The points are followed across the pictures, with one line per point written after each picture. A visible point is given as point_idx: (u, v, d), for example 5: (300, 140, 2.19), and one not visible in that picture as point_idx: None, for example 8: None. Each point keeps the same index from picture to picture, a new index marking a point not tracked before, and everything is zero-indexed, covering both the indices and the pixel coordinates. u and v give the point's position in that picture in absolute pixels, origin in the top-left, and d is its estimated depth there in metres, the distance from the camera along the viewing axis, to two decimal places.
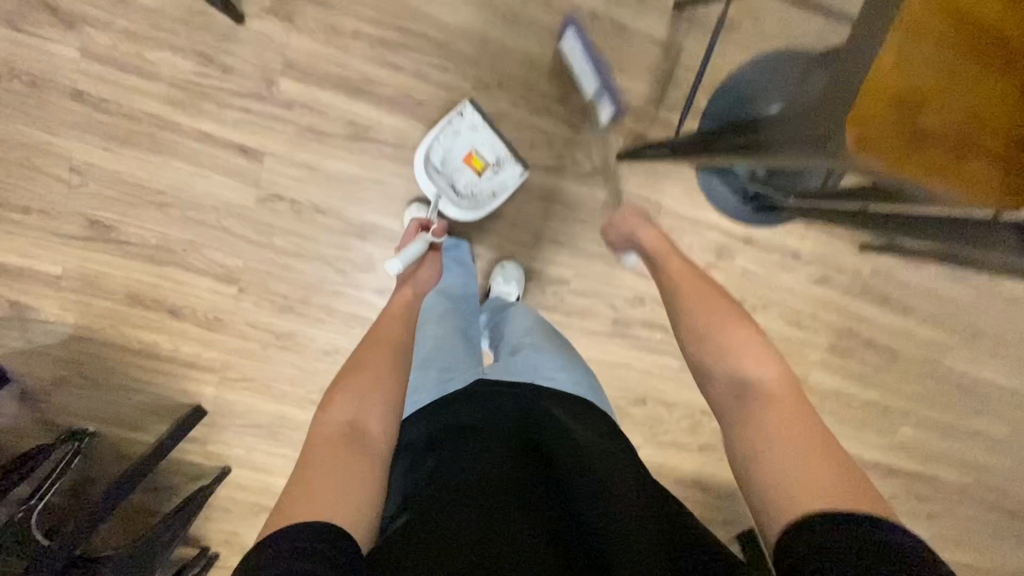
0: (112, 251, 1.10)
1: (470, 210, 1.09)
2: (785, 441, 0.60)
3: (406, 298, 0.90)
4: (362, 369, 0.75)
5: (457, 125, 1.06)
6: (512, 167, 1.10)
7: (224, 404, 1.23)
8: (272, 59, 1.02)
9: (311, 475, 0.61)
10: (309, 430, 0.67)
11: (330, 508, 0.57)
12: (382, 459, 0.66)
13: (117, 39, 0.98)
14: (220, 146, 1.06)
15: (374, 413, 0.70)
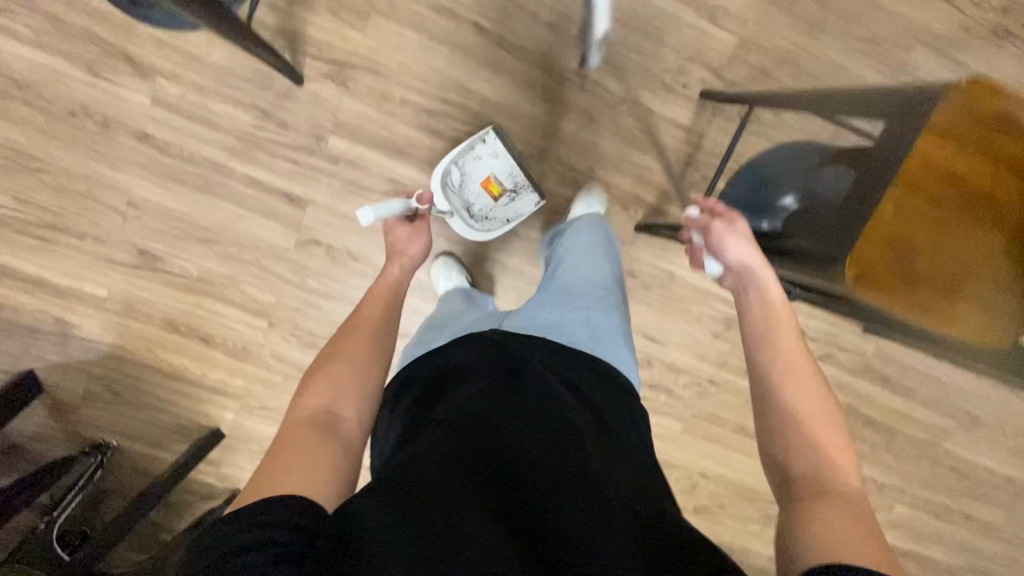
0: (156, 279, 1.17)
1: (480, 231, 1.11)
2: (825, 507, 0.57)
3: (390, 284, 0.89)
4: (341, 355, 0.73)
5: (480, 150, 1.09)
6: (528, 197, 1.13)
7: (242, 430, 1.28)
8: (324, 119, 1.10)
9: (282, 455, 0.58)
10: (284, 415, 0.65)
11: (297, 483, 0.54)
12: (356, 444, 0.65)
13: (186, 90, 1.07)
14: (267, 192, 1.14)
15: (351, 400, 0.68)
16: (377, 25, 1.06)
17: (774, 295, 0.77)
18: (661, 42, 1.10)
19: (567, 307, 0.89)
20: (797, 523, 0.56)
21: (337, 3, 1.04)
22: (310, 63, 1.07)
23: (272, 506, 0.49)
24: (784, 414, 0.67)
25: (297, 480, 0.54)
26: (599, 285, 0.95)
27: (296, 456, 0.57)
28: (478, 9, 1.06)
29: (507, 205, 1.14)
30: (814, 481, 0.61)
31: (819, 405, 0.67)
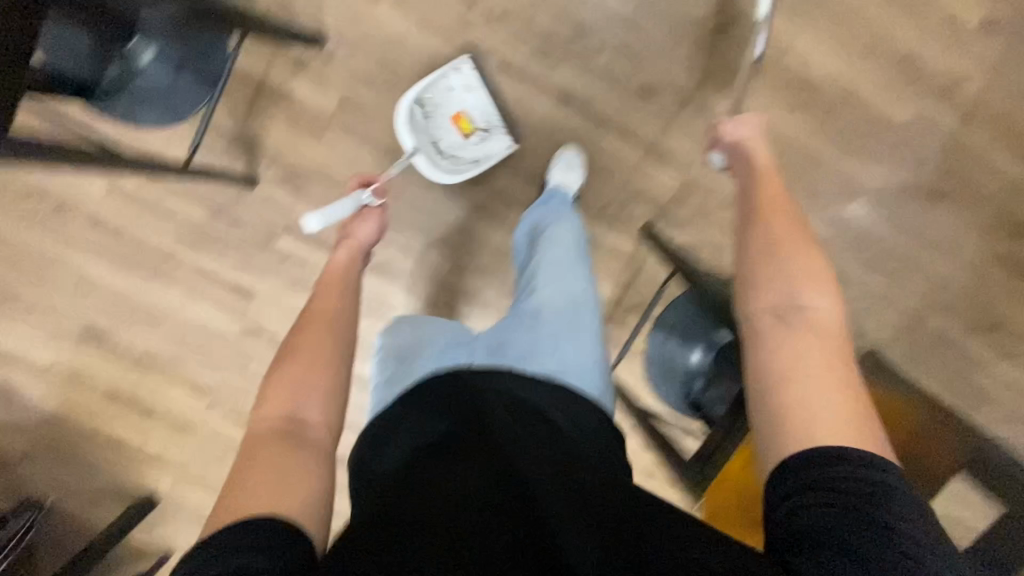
0: (102, 352, 1.20)
1: (448, 171, 1.06)
2: (804, 349, 0.59)
3: (344, 266, 0.86)
4: (290, 359, 0.68)
5: (455, 80, 1.05)
6: (501, 137, 1.09)
7: (176, 497, 1.31)
8: (276, 220, 1.13)
9: (252, 476, 0.55)
10: (244, 432, 0.61)
11: (280, 506, 0.51)
12: (326, 447, 0.61)
13: (143, 183, 1.10)
14: (216, 282, 1.17)
15: (313, 399, 0.64)
16: (333, 139, 1.08)
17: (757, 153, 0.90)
18: (608, 176, 1.13)
19: (540, 343, 0.80)
20: (771, 358, 0.60)
21: (295, 116, 1.07)
22: (266, 169, 1.10)
23: (246, 533, 0.47)
24: (769, 282, 0.67)
25: (263, 503, 0.51)
26: (569, 304, 0.86)
27: (265, 476, 0.54)
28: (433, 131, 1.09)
29: (478, 143, 1.09)
30: (786, 321, 0.63)
31: (811, 272, 0.67)
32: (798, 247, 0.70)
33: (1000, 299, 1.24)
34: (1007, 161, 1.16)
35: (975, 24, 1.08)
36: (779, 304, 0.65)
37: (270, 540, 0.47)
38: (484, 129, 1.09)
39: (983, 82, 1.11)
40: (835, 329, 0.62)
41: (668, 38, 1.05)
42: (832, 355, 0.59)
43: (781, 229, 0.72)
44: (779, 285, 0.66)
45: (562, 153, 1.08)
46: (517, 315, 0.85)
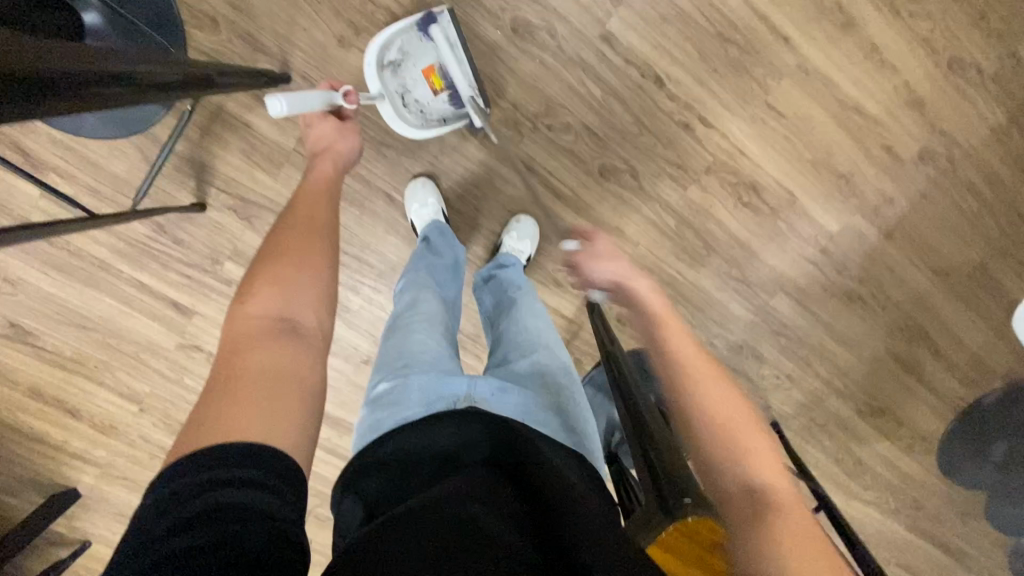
0: (28, 351, 1.17)
1: (411, 125, 1.01)
2: (782, 529, 0.60)
3: (326, 180, 0.80)
4: (286, 261, 0.65)
5: (430, 30, 0.99)
6: (472, 101, 1.03)
7: (98, 494, 1.31)
8: (223, 245, 1.11)
9: (241, 378, 0.52)
10: (226, 327, 0.57)
11: (259, 422, 0.48)
12: (319, 351, 0.60)
13: (79, 190, 1.04)
14: (154, 296, 1.15)
15: (303, 301, 0.62)
16: (288, 174, 1.07)
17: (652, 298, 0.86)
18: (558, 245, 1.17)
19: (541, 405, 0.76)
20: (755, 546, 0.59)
21: (251, 147, 1.05)
22: (215, 193, 1.07)
23: (233, 453, 0.45)
24: (728, 457, 0.68)
25: (256, 415, 0.49)
26: (564, 368, 0.84)
27: (258, 378, 0.52)
28: (392, 182, 1.10)
29: (447, 102, 1.03)
30: (751, 502, 0.63)
31: (759, 441, 0.70)
32: (737, 408, 0.72)
33: (890, 391, 1.39)
34: (917, 276, 1.27)
35: (913, 153, 1.16)
36: (738, 483, 0.66)
37: (267, 470, 0.45)
38: (455, 87, 1.03)
39: (909, 206, 1.21)
40: (787, 495, 0.65)
41: (631, 125, 1.08)
42: (807, 527, 0.61)
43: (714, 393, 0.73)
44: (736, 465, 0.67)
45: (517, 221, 1.12)
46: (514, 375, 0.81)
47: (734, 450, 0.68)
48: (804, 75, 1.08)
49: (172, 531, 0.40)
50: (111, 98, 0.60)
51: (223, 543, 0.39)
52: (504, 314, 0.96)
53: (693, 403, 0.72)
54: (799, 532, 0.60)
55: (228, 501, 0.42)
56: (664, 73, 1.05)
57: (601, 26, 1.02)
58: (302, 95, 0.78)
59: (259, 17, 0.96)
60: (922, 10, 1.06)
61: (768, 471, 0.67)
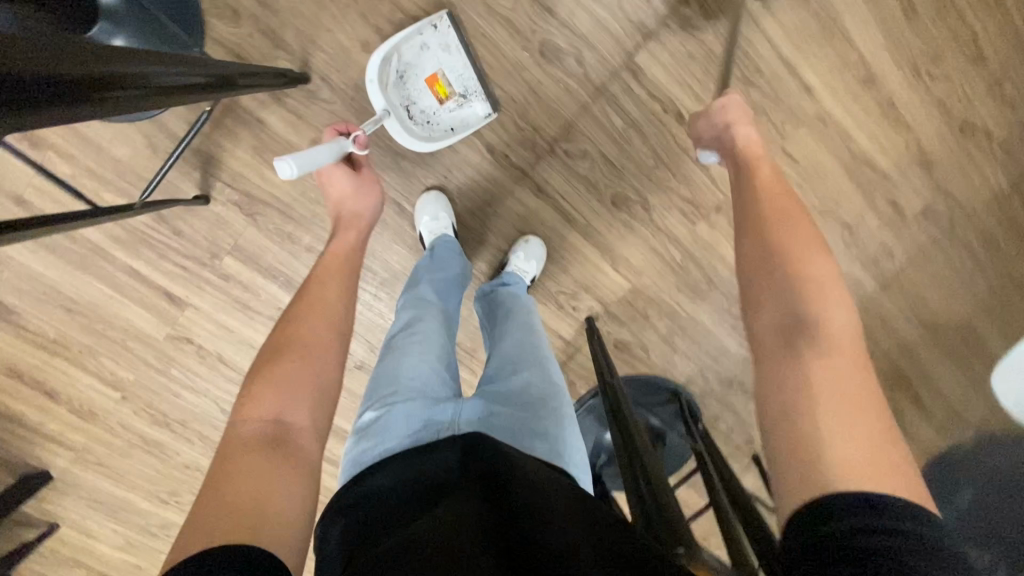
0: (9, 329, 1.13)
1: (421, 138, 1.00)
2: (818, 373, 0.53)
3: (341, 259, 0.80)
4: (287, 361, 0.63)
5: (430, 38, 0.97)
6: (478, 106, 1.02)
7: (71, 478, 1.27)
8: (223, 239, 1.08)
9: (228, 487, 0.49)
10: (223, 436, 0.55)
11: (249, 526, 0.45)
12: (314, 454, 0.56)
13: (78, 172, 1.00)
14: (147, 285, 1.12)
15: (300, 401, 0.59)
16: (298, 175, 1.05)
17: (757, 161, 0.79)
18: (563, 268, 1.17)
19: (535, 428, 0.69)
20: (782, 381, 0.54)
21: (262, 144, 1.02)
22: (221, 187, 1.05)
23: (213, 553, 0.41)
24: (784, 290, 0.61)
25: (240, 522, 0.45)
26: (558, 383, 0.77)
27: (246, 484, 0.49)
28: (403, 191, 1.08)
29: (454, 110, 1.02)
30: (790, 340, 0.57)
31: (831, 286, 0.60)
32: (813, 254, 0.63)
33: None
34: (906, 326, 1.31)
35: (917, 209, 1.18)
36: (779, 319, 0.59)
37: (242, 559, 0.41)
38: (461, 93, 1.02)
39: (907, 260, 1.23)
40: (843, 338, 0.56)
41: (647, 157, 1.08)
42: (853, 377, 0.52)
43: (782, 235, 0.66)
44: (784, 299, 0.60)
45: (526, 242, 1.11)
46: (508, 393, 0.73)
47: (791, 284, 0.61)
48: (821, 125, 1.09)
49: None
50: (122, 105, 0.57)
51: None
52: (500, 327, 0.89)
53: (759, 243, 0.67)
54: (848, 382, 0.52)
55: None
56: (686, 110, 1.05)
57: (628, 57, 1.01)
58: (314, 152, 0.75)
59: (283, 15, 0.94)
60: (941, 73, 1.07)
61: (833, 316, 0.57)
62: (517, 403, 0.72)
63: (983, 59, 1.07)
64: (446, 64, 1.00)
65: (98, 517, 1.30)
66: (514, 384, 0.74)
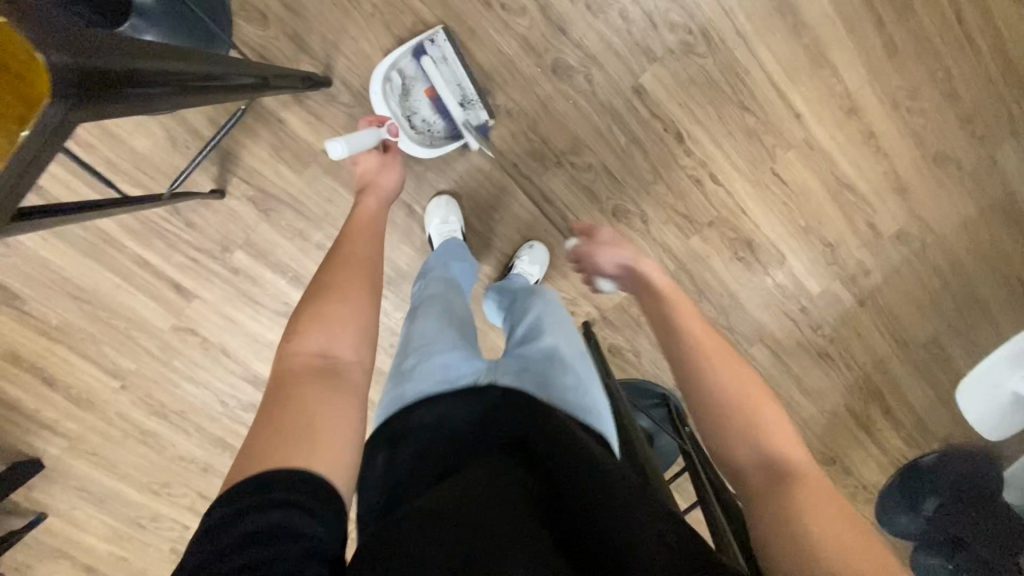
0: (11, 315, 1.13)
1: (422, 145, 1.05)
2: (801, 502, 0.55)
3: (372, 215, 0.83)
4: (330, 300, 0.65)
5: (427, 52, 1.02)
6: (475, 114, 1.06)
7: (62, 468, 1.26)
8: (235, 234, 1.11)
9: (282, 416, 0.52)
10: (274, 366, 0.59)
11: (306, 454, 0.49)
12: (362, 385, 0.59)
13: (95, 162, 1.02)
14: (156, 276, 1.13)
15: (345, 337, 0.62)
16: (314, 175, 1.08)
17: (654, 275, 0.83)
18: (564, 275, 1.23)
19: (567, 385, 0.71)
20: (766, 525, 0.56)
21: (280, 143, 1.06)
22: (237, 182, 1.08)
23: (269, 483, 0.46)
24: (731, 415, 0.64)
25: (302, 448, 0.49)
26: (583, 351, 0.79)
27: (296, 416, 0.52)
28: (415, 195, 1.12)
29: (452, 118, 1.07)
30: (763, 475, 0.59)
31: (769, 409, 0.64)
32: (741, 373, 0.67)
33: (842, 440, 1.52)
34: (879, 341, 1.40)
35: (892, 232, 1.27)
36: (749, 455, 0.62)
37: (307, 495, 0.46)
38: (459, 102, 1.06)
39: (882, 278, 1.32)
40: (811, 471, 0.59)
41: (647, 173, 1.14)
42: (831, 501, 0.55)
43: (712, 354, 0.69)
44: (746, 436, 0.63)
45: (530, 246, 1.16)
46: (537, 351, 0.75)
47: (739, 421, 0.64)
48: (809, 150, 1.17)
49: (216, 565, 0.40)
50: (165, 97, 0.61)
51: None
52: (524, 297, 0.92)
53: (687, 361, 0.69)
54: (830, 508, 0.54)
55: (269, 524, 0.43)
56: (685, 130, 1.12)
57: (633, 78, 1.07)
58: (362, 135, 0.87)
59: (309, 20, 0.98)
60: (918, 107, 1.16)
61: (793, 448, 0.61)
62: (546, 361, 0.74)
63: (956, 97, 1.16)
64: (445, 74, 1.04)
65: (88, 508, 1.30)
66: (545, 345, 0.76)
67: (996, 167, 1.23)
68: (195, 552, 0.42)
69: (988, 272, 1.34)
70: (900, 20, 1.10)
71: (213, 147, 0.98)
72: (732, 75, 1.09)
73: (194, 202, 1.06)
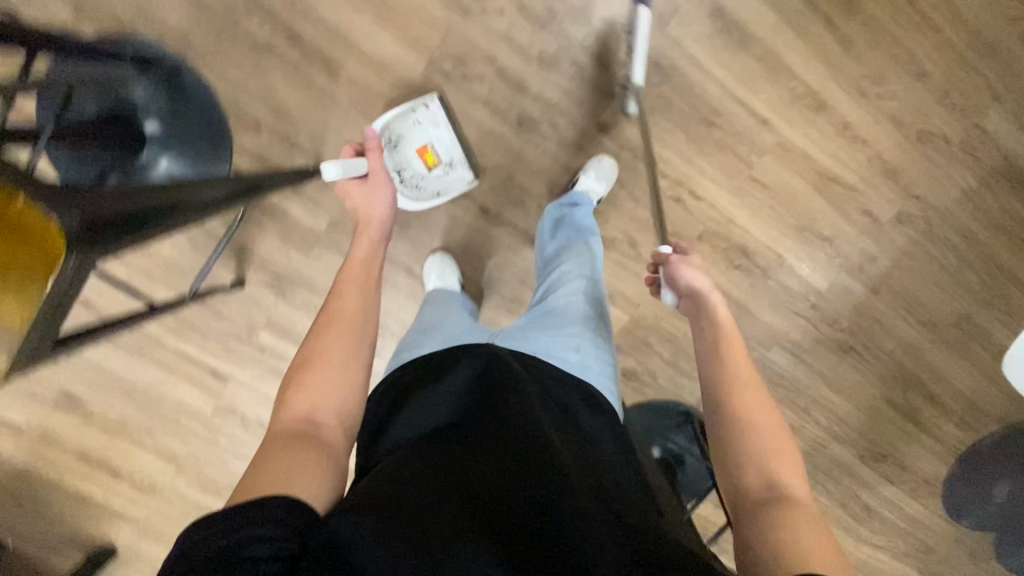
0: (80, 419, 1.27)
1: (409, 199, 1.11)
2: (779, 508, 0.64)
3: (359, 268, 0.89)
4: (315, 366, 0.72)
5: (421, 116, 1.07)
6: (462, 173, 1.13)
7: (134, 552, 1.37)
8: (259, 317, 1.22)
9: (263, 466, 0.58)
10: (267, 429, 0.66)
11: (286, 485, 0.55)
12: (338, 448, 0.65)
13: (133, 273, 1.16)
14: (196, 365, 1.25)
15: (331, 398, 0.69)
16: (320, 254, 1.18)
17: (720, 309, 0.87)
18: None
19: (561, 343, 0.86)
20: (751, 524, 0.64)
21: (286, 230, 1.17)
22: (254, 272, 1.19)
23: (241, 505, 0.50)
24: (736, 430, 0.73)
25: (283, 483, 0.55)
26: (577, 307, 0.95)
27: (276, 465, 0.58)
28: (412, 256, 1.21)
29: (440, 176, 1.13)
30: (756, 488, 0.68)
31: (786, 445, 0.72)
32: (770, 416, 0.74)
33: (888, 433, 1.46)
34: (904, 326, 1.36)
35: (891, 216, 1.26)
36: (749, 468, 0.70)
37: (284, 509, 0.51)
38: (448, 161, 1.12)
39: (892, 262, 1.30)
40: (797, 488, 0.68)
41: (628, 200, 1.19)
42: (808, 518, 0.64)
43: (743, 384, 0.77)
44: (746, 452, 0.71)
45: (600, 161, 1.12)
46: (537, 314, 0.94)
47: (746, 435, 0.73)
48: (784, 152, 1.18)
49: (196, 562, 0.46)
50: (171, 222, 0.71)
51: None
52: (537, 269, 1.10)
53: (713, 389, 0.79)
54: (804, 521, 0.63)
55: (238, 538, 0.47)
56: (656, 155, 1.16)
57: (597, 116, 1.13)
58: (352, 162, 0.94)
59: (294, 119, 1.09)
60: (888, 91, 1.16)
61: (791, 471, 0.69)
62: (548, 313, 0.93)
63: (926, 75, 1.16)
64: (439, 135, 1.10)
65: None
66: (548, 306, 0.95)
67: (986, 134, 1.21)
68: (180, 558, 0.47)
69: (1004, 239, 1.29)
70: (848, 15, 1.12)
71: (226, 245, 1.09)
72: (691, 96, 1.13)
73: (220, 295, 1.17)
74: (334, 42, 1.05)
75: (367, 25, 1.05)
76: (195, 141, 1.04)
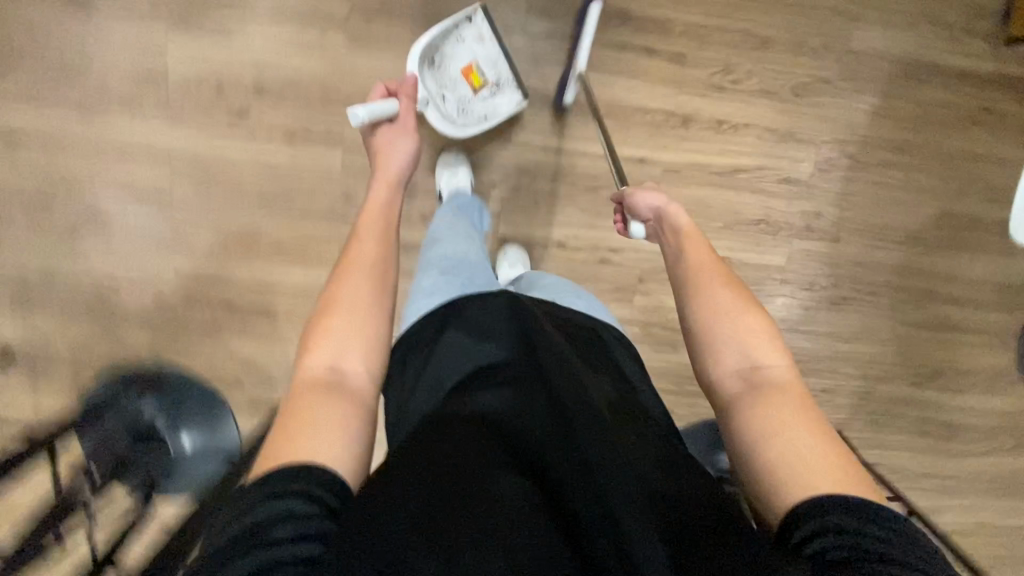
0: None
1: (459, 123, 1.11)
2: (777, 407, 0.58)
3: (379, 212, 0.80)
4: (337, 306, 0.67)
5: (466, 31, 1.10)
6: (510, 94, 1.14)
7: None
8: None
9: (296, 423, 0.55)
10: (291, 379, 0.61)
11: (318, 452, 0.53)
12: (367, 397, 0.61)
13: None
14: None
15: (358, 352, 0.63)
16: None
17: (678, 218, 0.83)
18: None
19: (564, 291, 0.85)
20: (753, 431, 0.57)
21: None
22: None
23: (282, 475, 0.49)
24: (721, 330, 0.66)
25: (316, 453, 0.53)
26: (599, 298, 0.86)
27: (312, 422, 0.55)
28: None
29: (486, 98, 1.14)
30: (744, 389, 0.62)
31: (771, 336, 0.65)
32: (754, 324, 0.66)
33: (932, 349, 1.39)
34: (885, 251, 1.31)
35: (810, 169, 1.25)
36: (740, 368, 0.64)
37: (321, 488, 0.49)
38: (494, 83, 1.15)
39: (837, 206, 1.28)
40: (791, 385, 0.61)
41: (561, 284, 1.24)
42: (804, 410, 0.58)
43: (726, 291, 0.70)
44: (743, 355, 0.64)
45: (506, 252, 1.20)
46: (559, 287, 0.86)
47: (746, 337, 0.65)
48: (676, 173, 1.21)
49: (226, 545, 0.44)
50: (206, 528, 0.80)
51: (278, 565, 0.42)
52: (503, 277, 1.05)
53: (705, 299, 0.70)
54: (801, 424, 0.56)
55: (268, 515, 0.46)
56: (563, 237, 1.23)
57: (496, 232, 1.21)
58: (380, 103, 0.88)
59: (260, 364, 1.23)
60: (741, 75, 1.18)
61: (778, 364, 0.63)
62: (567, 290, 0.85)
63: (766, 42, 1.18)
64: (485, 55, 1.13)
65: None
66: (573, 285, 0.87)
67: (855, 58, 1.20)
68: (213, 539, 0.46)
69: (933, 131, 1.26)
70: (669, 35, 1.15)
71: None
72: (566, 175, 1.20)
73: None
74: (260, 292, 1.20)
75: (276, 266, 1.18)
76: (190, 414, 1.15)
